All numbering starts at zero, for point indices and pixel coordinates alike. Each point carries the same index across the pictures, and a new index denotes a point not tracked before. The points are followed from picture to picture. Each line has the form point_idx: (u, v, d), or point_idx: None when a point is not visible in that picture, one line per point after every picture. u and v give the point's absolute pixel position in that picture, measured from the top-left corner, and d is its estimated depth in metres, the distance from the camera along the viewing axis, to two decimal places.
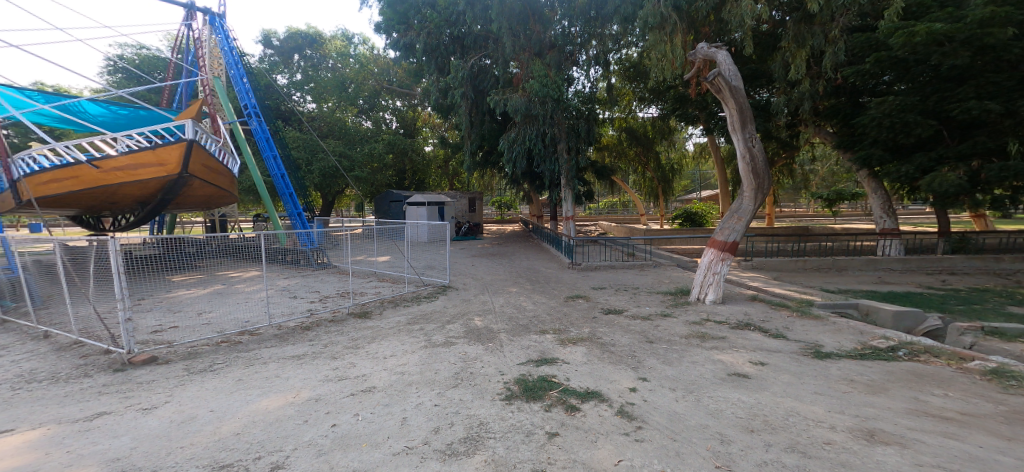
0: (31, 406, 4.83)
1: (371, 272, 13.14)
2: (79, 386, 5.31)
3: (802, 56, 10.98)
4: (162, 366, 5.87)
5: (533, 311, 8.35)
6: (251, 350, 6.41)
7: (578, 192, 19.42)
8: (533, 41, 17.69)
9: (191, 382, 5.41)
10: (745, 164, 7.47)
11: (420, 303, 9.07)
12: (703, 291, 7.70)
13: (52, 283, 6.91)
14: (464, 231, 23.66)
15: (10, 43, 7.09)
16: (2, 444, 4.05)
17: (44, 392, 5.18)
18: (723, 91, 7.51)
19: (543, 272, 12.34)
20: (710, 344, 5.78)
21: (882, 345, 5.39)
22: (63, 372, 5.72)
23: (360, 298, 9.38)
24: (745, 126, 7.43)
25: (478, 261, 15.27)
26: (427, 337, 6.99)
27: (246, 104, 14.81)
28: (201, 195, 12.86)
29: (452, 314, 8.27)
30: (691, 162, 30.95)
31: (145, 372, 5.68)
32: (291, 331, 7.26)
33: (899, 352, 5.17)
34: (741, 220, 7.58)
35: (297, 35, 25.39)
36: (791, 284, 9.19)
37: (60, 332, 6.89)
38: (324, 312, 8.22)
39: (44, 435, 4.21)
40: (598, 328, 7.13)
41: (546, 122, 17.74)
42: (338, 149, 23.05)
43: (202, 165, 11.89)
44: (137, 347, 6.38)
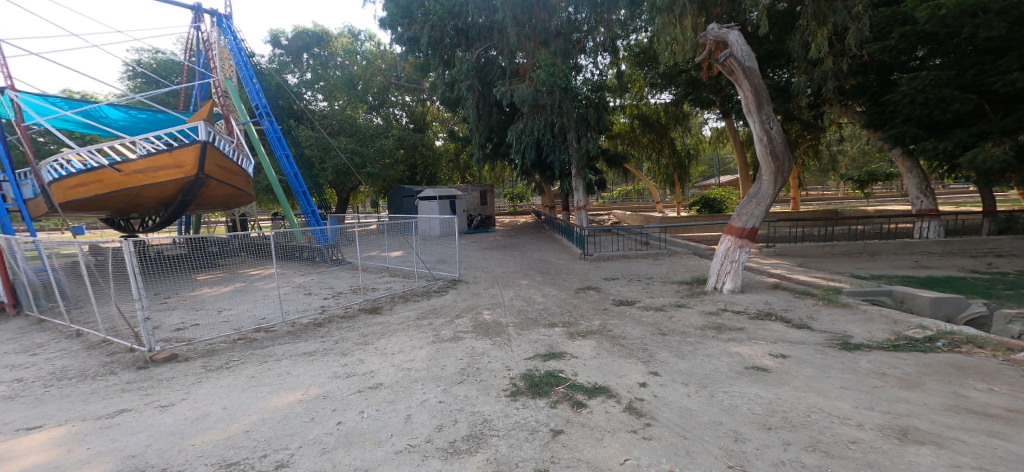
0: (59, 403, 4.71)
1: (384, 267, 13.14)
2: (103, 384, 5.09)
3: (823, 35, 10.32)
4: (182, 364, 5.56)
5: (544, 304, 8.20)
6: (267, 347, 6.11)
7: (590, 181, 19.14)
8: (539, 29, 17.43)
9: (207, 379, 5.15)
10: (762, 146, 7.11)
11: (430, 298, 9.01)
12: (721, 280, 7.39)
13: (78, 284, 6.99)
14: (477, 224, 23.62)
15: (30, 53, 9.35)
16: (29, 441, 3.98)
17: (72, 389, 5.02)
18: (736, 72, 7.15)
19: (555, 264, 12.17)
20: (726, 335, 5.55)
21: (919, 335, 5.04)
22: (91, 370, 5.55)
23: (371, 293, 9.34)
24: (761, 107, 7.07)
25: (490, 253, 15.18)
26: (436, 332, 6.91)
27: (258, 104, 14.84)
28: (218, 195, 12.88)
29: (461, 308, 8.17)
30: (708, 147, 30.19)
31: (167, 369, 5.40)
32: (306, 327, 7.06)
33: (937, 343, 4.83)
34: (760, 206, 7.24)
35: (305, 34, 25.53)
36: (818, 271, 8.79)
37: (91, 332, 6.82)
38: (338, 309, 8.08)
39: (68, 432, 4.12)
40: (609, 320, 6.95)
41: (555, 112, 17.50)
42: (349, 146, 23.20)
43: (218, 166, 11.87)
44: (158, 345, 6.07)
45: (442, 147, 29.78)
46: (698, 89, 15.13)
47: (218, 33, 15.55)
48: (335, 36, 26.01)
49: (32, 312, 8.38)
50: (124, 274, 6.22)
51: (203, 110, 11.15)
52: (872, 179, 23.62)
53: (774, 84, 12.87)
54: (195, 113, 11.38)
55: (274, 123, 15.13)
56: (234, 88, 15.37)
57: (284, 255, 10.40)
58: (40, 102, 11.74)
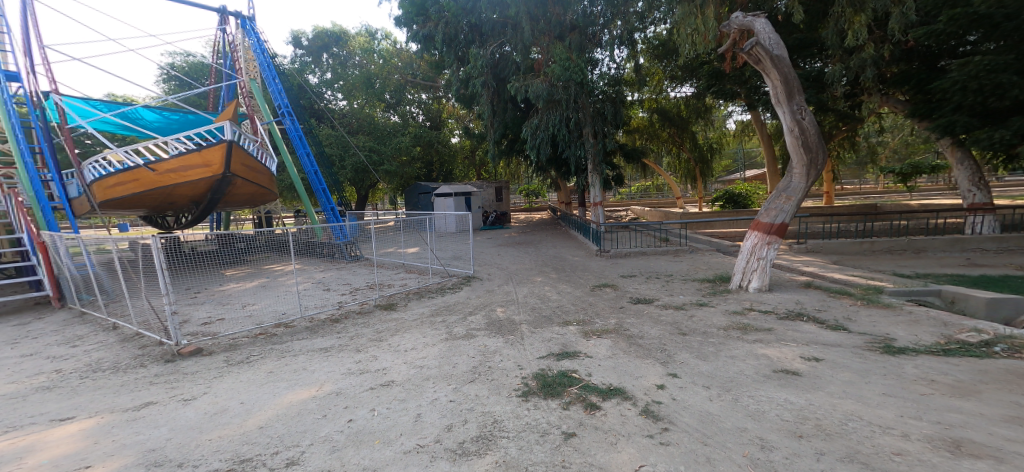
0: (92, 395, 4.66)
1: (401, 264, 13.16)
2: (132, 376, 5.07)
3: (861, 23, 9.95)
4: (207, 358, 5.53)
5: (558, 302, 8.02)
6: (286, 342, 6.04)
7: (606, 177, 18.83)
8: (553, 24, 17.22)
9: (228, 374, 5.09)
10: (793, 138, 6.76)
11: (444, 295, 8.94)
12: (747, 278, 7.09)
13: (114, 279, 7.07)
14: (492, 221, 23.54)
15: (75, 59, 10.81)
16: (59, 433, 3.95)
17: (106, 382, 4.98)
18: (764, 61, 6.80)
19: (570, 261, 11.95)
20: (753, 337, 5.28)
21: (974, 339, 4.65)
22: (123, 363, 5.49)
23: (386, 290, 9.33)
24: (791, 97, 6.72)
25: (505, 250, 15.05)
26: (448, 329, 6.84)
27: (281, 103, 15.01)
28: (244, 195, 12.23)
29: (475, 306, 8.06)
30: (732, 140, 29.37)
31: (192, 363, 5.36)
32: (325, 320, 7.04)
33: (996, 347, 4.44)
34: (791, 200, 6.91)
35: (324, 34, 25.87)
36: (855, 269, 8.35)
37: (125, 324, 6.75)
38: (356, 305, 8.05)
39: (97, 424, 4.07)
40: (626, 319, 6.75)
41: (572, 106, 17.20)
42: (367, 145, 23.43)
43: (244, 165, 11.21)
44: (185, 338, 6.04)
45: (458, 144, 29.81)
46: (721, 82, 14.64)
47: (241, 35, 15.82)
48: (353, 36, 26.26)
49: (76, 305, 8.47)
50: (151, 269, 6.29)
51: (229, 110, 10.76)
52: (917, 172, 22.60)
53: (805, 73, 12.31)
54: (222, 113, 10.86)
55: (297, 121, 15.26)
56: (260, 88, 15.61)
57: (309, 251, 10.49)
58: (84, 106, 11.93)
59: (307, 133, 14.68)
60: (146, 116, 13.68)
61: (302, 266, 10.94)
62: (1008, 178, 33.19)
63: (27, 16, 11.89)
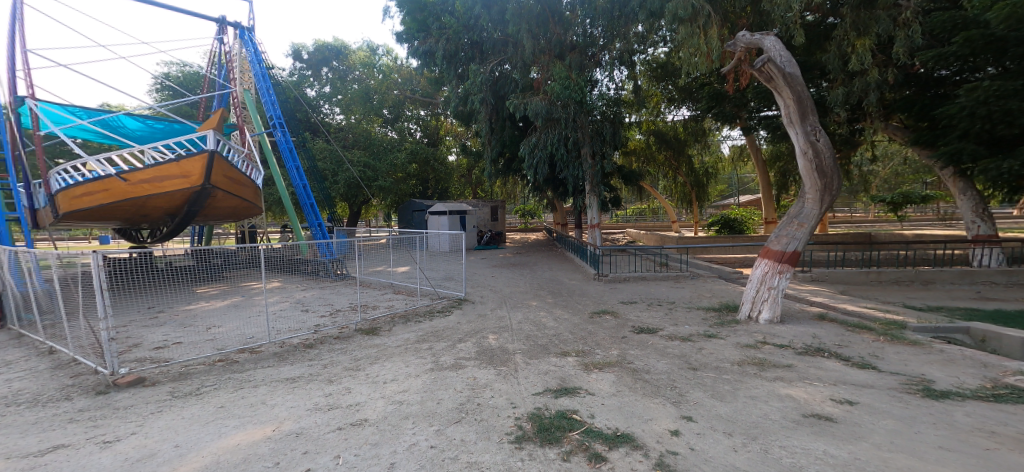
0: None
1: (389, 283, 12.52)
2: (52, 412, 4.31)
3: (865, 47, 9.86)
4: (149, 388, 4.82)
5: (554, 329, 7.45)
6: (248, 371, 5.42)
7: (604, 199, 18.52)
8: (553, 43, 17.40)
9: (169, 409, 4.37)
10: (807, 161, 6.36)
11: (432, 319, 8.35)
12: (756, 308, 6.59)
13: (50, 300, 6.18)
14: (486, 240, 23.09)
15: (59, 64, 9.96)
16: None
17: (15, 418, 4.23)
18: (775, 79, 6.46)
19: (566, 284, 11.44)
20: (771, 374, 4.75)
21: (1023, 383, 4.15)
22: (45, 395, 4.73)
23: (371, 312, 8.73)
24: (805, 118, 6.36)
25: (499, 271, 14.51)
26: (434, 358, 6.24)
27: (273, 115, 14.50)
28: (226, 209, 11.42)
29: (464, 332, 7.46)
30: (728, 165, 29.44)
31: (127, 395, 4.63)
32: (297, 346, 6.39)
33: None
34: (804, 227, 6.45)
35: (324, 48, 25.77)
36: (868, 300, 7.90)
37: (60, 348, 5.91)
38: (334, 330, 7.41)
39: None
40: (628, 350, 6.21)
41: (569, 125, 17.05)
42: (362, 160, 23.08)
43: (227, 177, 10.45)
44: (125, 366, 5.25)
45: (455, 162, 29.57)
46: (721, 104, 14.53)
47: (238, 45, 15.40)
48: (354, 50, 26.17)
49: (14, 325, 7.62)
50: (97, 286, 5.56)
51: (214, 118, 10.13)
52: (908, 201, 22.62)
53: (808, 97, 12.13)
54: (206, 121, 10.19)
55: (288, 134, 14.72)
56: (254, 100, 15.16)
57: (290, 269, 9.86)
58: (60, 112, 11.26)
59: (298, 147, 14.11)
60: (128, 123, 12.97)
61: (282, 284, 10.26)
62: (999, 210, 33.44)
63: (11, 18, 11.44)
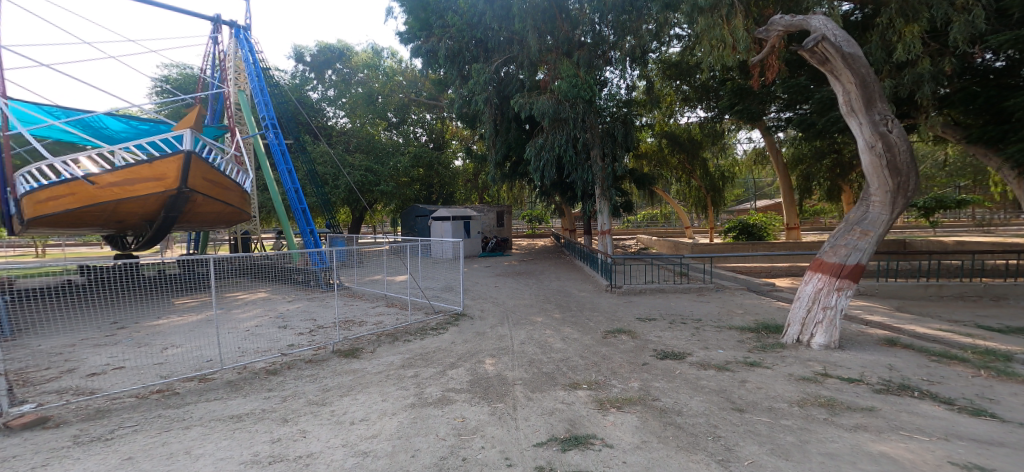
0: None
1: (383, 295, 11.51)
2: None
3: (913, 33, 8.73)
4: (49, 431, 3.84)
5: (561, 352, 6.40)
6: (184, 406, 4.43)
7: (615, 203, 17.46)
8: (561, 40, 16.54)
9: (59, 462, 3.37)
10: (875, 156, 5.29)
11: (423, 337, 7.34)
12: (807, 331, 5.51)
13: None
14: (492, 247, 22.12)
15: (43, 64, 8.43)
16: None
17: None
18: (831, 61, 5.43)
19: (576, 297, 10.38)
20: (848, 421, 3.63)
21: None
22: None
23: (355, 329, 7.72)
24: (871, 105, 5.32)
25: (502, 281, 13.48)
26: (419, 389, 5.21)
27: (264, 115, 13.45)
28: (212, 217, 10.48)
29: (458, 355, 6.44)
30: (744, 169, 28.23)
31: (16, 441, 3.66)
32: (258, 372, 5.41)
33: None
34: (870, 236, 5.34)
35: (328, 49, 25.21)
36: (934, 322, 6.71)
37: None
38: (309, 350, 6.39)
39: None
40: (652, 382, 5.12)
41: (578, 125, 16.12)
42: (364, 164, 22.37)
43: (209, 180, 9.52)
44: (27, 403, 4.26)
45: (461, 167, 28.76)
46: (745, 101, 13.32)
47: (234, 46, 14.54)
48: (357, 52, 25.55)
49: None
50: None
51: (190, 114, 9.17)
52: (941, 206, 21.14)
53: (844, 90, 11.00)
54: (183, 119, 9.30)
55: (281, 135, 13.65)
56: (248, 101, 14.16)
57: (285, 278, 8.87)
58: (31, 112, 10.54)
59: (290, 148, 13.04)
60: (110, 124, 12.21)
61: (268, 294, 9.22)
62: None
63: None
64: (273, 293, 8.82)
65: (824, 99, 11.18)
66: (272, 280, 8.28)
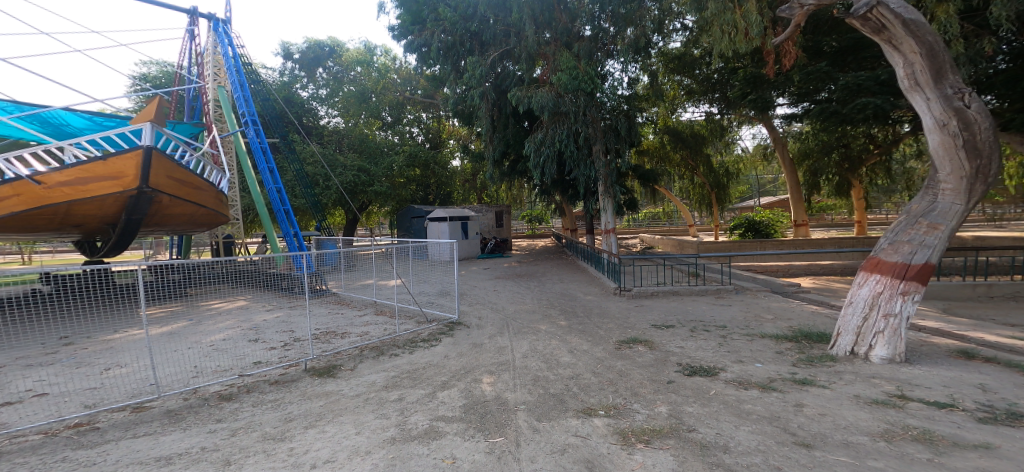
0: None
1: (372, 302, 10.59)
2: None
3: (952, 8, 7.88)
4: None
5: (571, 368, 5.52)
6: (99, 446, 3.53)
7: (619, 201, 16.63)
8: (560, 31, 15.77)
9: None
10: (949, 135, 4.62)
11: (412, 351, 6.44)
12: (865, 342, 4.77)
13: None
14: (491, 248, 21.22)
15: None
16: None
17: None
18: (890, 29, 4.77)
19: (582, 301, 9.53)
20: (965, 466, 2.76)
21: None
22: None
23: (338, 338, 6.80)
24: (941, 78, 4.68)
25: (502, 284, 12.60)
26: (404, 416, 4.33)
27: (245, 111, 12.33)
28: (183, 220, 9.60)
29: (452, 372, 5.56)
30: (749, 165, 27.45)
31: None
32: (208, 397, 4.50)
33: None
34: (939, 230, 4.67)
35: (317, 46, 24.39)
36: (1000, 329, 5.88)
37: None
38: (279, 368, 5.35)
39: None
40: (685, 407, 4.24)
41: (580, 119, 15.29)
42: (356, 164, 21.51)
43: (176, 179, 8.62)
44: None
45: (458, 167, 27.95)
46: (759, 89, 12.33)
47: (213, 40, 13.41)
48: (349, 49, 24.74)
49: None
50: None
51: (150, 106, 8.15)
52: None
53: (870, 74, 9.99)
54: (142, 112, 8.30)
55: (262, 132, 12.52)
56: (227, 96, 12.98)
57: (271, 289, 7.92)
58: None
59: (272, 145, 11.94)
60: (72, 121, 11.18)
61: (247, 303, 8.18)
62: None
63: None
64: (252, 302, 7.84)
65: (848, 85, 10.21)
66: (253, 290, 7.33)
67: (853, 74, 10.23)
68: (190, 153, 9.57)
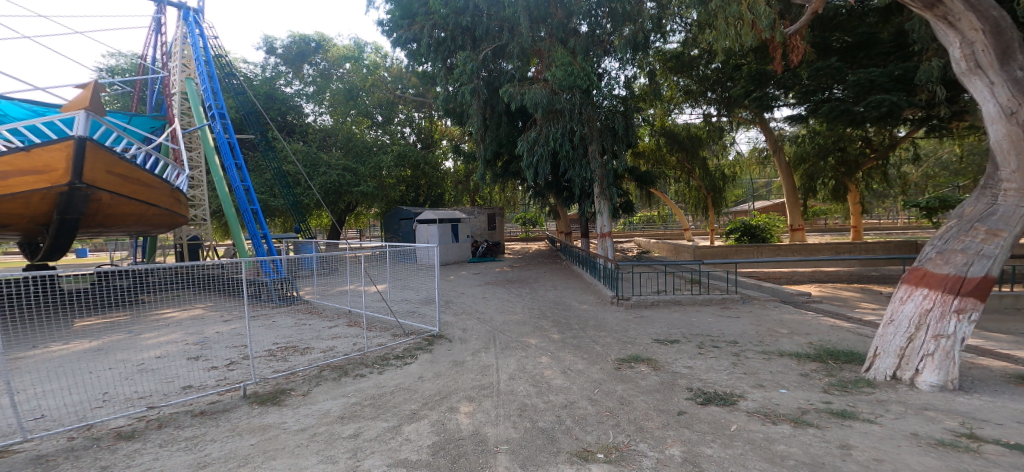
0: None
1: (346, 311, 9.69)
2: None
3: None
4: None
5: (564, 395, 4.75)
6: None
7: (615, 203, 15.93)
8: (556, 25, 15.10)
9: None
10: (1017, 123, 4.13)
11: (382, 371, 5.61)
12: (909, 366, 4.08)
13: None
14: (482, 252, 20.42)
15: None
16: None
17: None
18: (945, 4, 4.39)
19: (576, 310, 8.78)
20: None
21: None
22: None
23: (298, 355, 5.93)
24: (1007, 59, 4.25)
25: (491, 291, 11.80)
26: (357, 459, 3.52)
27: (211, 104, 11.32)
28: (130, 220, 8.71)
29: (423, 399, 4.75)
30: (747, 168, 26.97)
31: None
32: (102, 436, 3.62)
33: None
34: (1001, 238, 4.04)
35: (303, 41, 23.47)
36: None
37: None
38: (211, 395, 4.45)
39: None
40: (702, 448, 3.47)
41: (575, 116, 14.58)
42: (341, 163, 20.58)
43: (118, 174, 7.77)
44: None
45: (450, 168, 27.19)
46: (763, 87, 11.67)
47: (182, 29, 12.45)
48: (336, 44, 23.87)
49: None
50: None
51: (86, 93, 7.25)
52: (945, 206, 22.88)
53: (884, 70, 9.46)
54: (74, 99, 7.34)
55: (231, 126, 11.53)
56: (195, 90, 12.01)
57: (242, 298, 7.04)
58: None
59: (239, 140, 10.91)
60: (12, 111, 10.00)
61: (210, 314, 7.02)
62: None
63: None
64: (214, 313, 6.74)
65: (860, 82, 9.69)
66: (220, 297, 6.45)
67: (866, 71, 9.72)
68: (139, 147, 8.59)
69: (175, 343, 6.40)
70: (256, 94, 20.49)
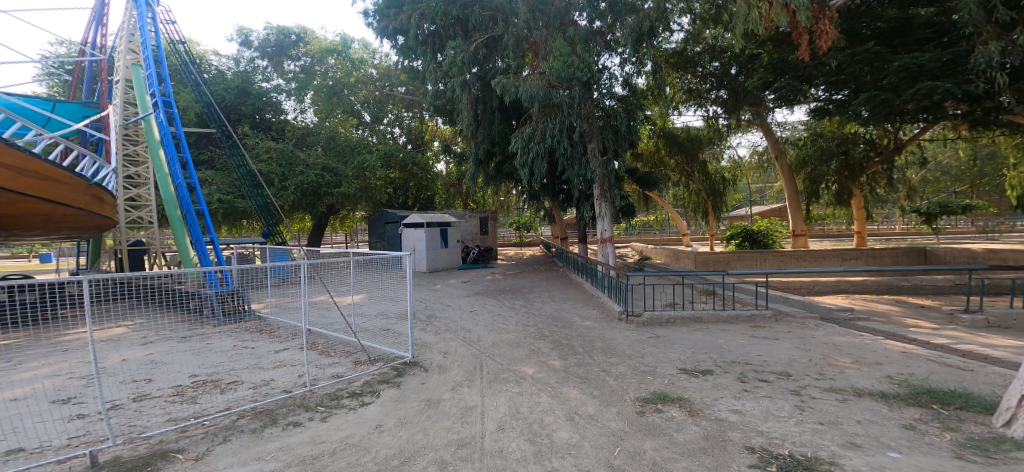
0: None
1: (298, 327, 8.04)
2: None
3: None
4: None
5: (572, 459, 3.42)
6: None
7: (617, 206, 14.71)
8: (555, 13, 13.91)
9: None
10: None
11: (326, 419, 4.19)
12: None
13: None
14: (473, 259, 19.06)
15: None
16: None
17: None
18: None
19: (581, 327, 7.48)
20: None
21: None
22: None
23: (217, 395, 4.48)
24: None
25: (481, 302, 10.44)
26: None
27: (155, 90, 9.80)
28: (34, 221, 6.97)
29: (375, 465, 3.37)
30: (749, 173, 26.03)
31: None
32: None
33: None
34: None
35: (282, 33, 22.07)
36: None
37: None
38: (38, 467, 3.08)
39: None
40: None
41: (574, 110, 13.31)
42: (321, 162, 19.12)
43: (7, 166, 5.90)
44: None
45: (442, 170, 25.95)
46: (784, 77, 10.53)
47: (129, 8, 10.87)
48: (320, 38, 22.52)
49: None
50: None
51: None
52: (944, 211, 22.32)
53: (932, 54, 8.40)
54: None
55: (176, 115, 10.01)
56: (140, 75, 10.46)
57: (177, 313, 5.60)
58: None
59: (184, 131, 9.38)
60: None
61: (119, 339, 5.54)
62: None
63: None
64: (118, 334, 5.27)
65: (905, 67, 8.59)
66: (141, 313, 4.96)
67: (910, 56, 8.65)
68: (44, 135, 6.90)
69: (55, 376, 4.93)
70: (229, 88, 18.96)
